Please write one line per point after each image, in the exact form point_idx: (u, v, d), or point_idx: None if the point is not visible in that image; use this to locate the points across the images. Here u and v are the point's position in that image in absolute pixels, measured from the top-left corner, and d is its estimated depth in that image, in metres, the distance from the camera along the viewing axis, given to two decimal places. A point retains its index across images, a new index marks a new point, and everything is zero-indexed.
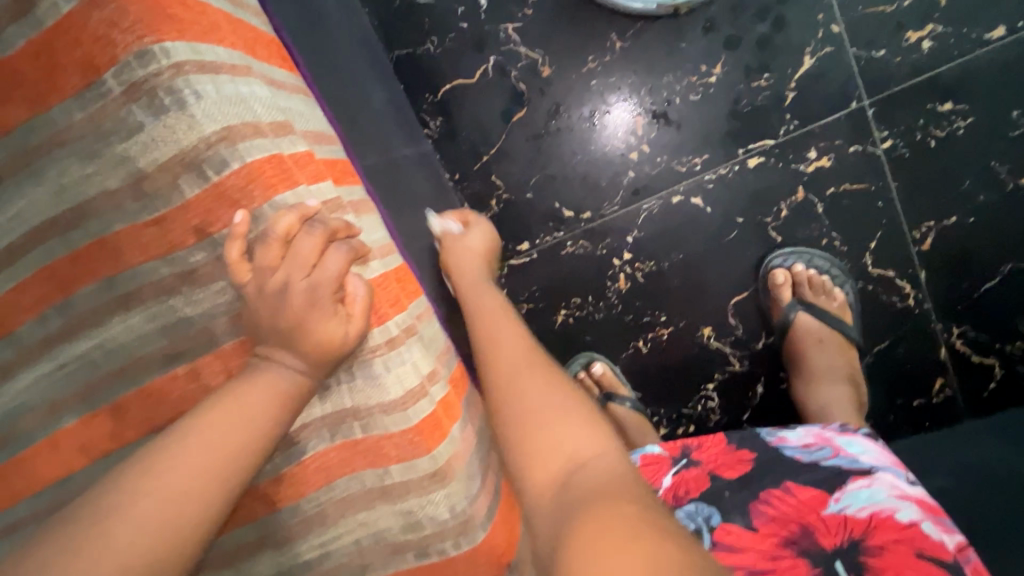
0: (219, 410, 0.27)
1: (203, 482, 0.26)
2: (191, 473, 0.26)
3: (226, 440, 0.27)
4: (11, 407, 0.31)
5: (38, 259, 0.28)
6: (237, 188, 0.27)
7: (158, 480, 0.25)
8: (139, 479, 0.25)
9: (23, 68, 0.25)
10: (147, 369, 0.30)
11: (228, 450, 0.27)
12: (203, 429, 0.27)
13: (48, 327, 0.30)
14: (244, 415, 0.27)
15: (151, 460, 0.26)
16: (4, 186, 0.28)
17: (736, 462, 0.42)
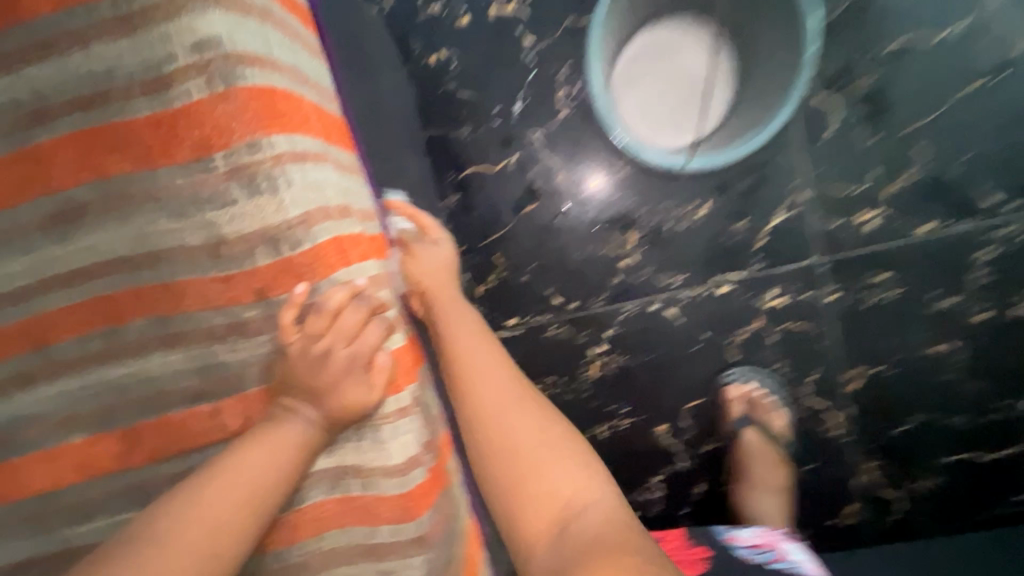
0: (252, 449, 0.31)
1: (240, 512, 0.30)
2: (225, 507, 0.30)
3: (257, 476, 0.30)
4: (24, 414, 0.33)
5: (95, 288, 0.31)
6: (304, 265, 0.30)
7: (203, 507, 0.30)
8: (188, 507, 0.30)
9: (140, 133, 0.28)
10: (172, 401, 0.32)
11: (258, 485, 0.30)
12: (239, 466, 0.31)
13: (87, 347, 0.32)
14: (273, 455, 0.31)
15: (197, 491, 0.30)
16: (81, 219, 0.30)
17: (692, 560, 0.47)
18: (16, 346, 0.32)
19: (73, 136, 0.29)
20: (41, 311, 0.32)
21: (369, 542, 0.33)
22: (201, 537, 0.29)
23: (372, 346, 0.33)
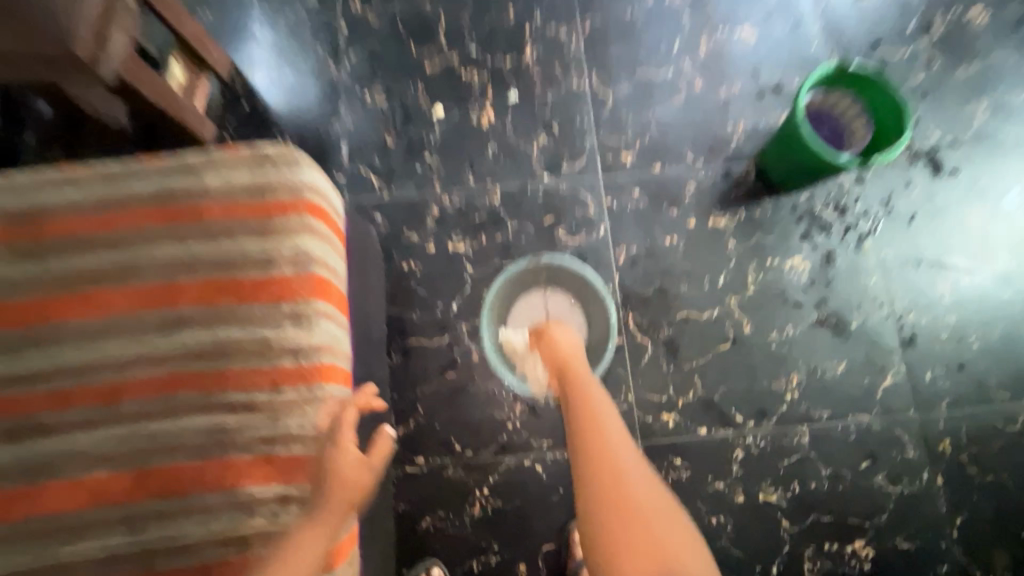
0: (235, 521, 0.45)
1: None
2: None
3: None
4: (69, 448, 0.47)
5: (169, 368, 0.49)
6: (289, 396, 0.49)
7: None
8: None
9: (245, 285, 0.51)
10: (181, 452, 0.47)
11: None
12: None
13: (143, 405, 0.48)
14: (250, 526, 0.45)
15: None
16: (182, 324, 0.50)
17: None
18: (94, 398, 0.48)
19: (201, 279, 0.51)
20: (125, 376, 0.49)
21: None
22: None
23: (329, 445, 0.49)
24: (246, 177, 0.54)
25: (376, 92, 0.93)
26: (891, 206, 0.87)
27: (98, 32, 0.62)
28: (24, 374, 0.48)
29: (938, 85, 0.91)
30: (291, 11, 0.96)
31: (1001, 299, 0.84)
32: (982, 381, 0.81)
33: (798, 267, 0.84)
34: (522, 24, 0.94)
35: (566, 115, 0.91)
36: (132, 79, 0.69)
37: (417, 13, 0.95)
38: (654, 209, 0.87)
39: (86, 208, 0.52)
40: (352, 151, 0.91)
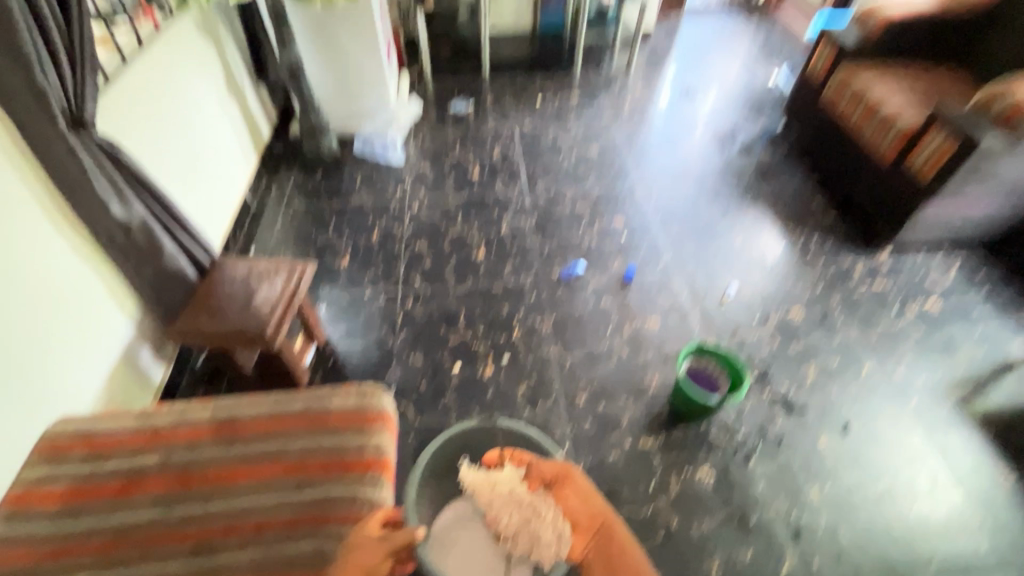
0: None
1: None
2: None
3: None
4: (228, 562, 0.77)
5: (293, 513, 0.82)
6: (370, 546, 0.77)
7: None
8: None
9: (345, 462, 0.87)
10: (295, 566, 0.77)
11: None
12: None
13: (274, 537, 0.80)
14: None
15: None
16: (305, 485, 0.85)
17: None
18: (247, 531, 0.80)
19: (321, 458, 0.87)
20: (268, 517, 0.81)
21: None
22: None
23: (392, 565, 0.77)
24: (353, 400, 0.95)
25: (417, 354, 1.43)
26: (766, 432, 1.27)
27: (276, 322, 1.14)
28: (208, 514, 0.81)
29: (779, 355, 1.43)
30: (368, 307, 1.54)
31: (857, 502, 1.17)
32: (857, 568, 1.08)
33: (706, 475, 1.19)
34: (512, 316, 1.51)
35: (540, 370, 1.39)
36: (281, 346, 1.19)
37: (447, 308, 1.53)
38: (602, 433, 1.27)
39: (261, 417, 0.92)
40: (397, 392, 1.35)
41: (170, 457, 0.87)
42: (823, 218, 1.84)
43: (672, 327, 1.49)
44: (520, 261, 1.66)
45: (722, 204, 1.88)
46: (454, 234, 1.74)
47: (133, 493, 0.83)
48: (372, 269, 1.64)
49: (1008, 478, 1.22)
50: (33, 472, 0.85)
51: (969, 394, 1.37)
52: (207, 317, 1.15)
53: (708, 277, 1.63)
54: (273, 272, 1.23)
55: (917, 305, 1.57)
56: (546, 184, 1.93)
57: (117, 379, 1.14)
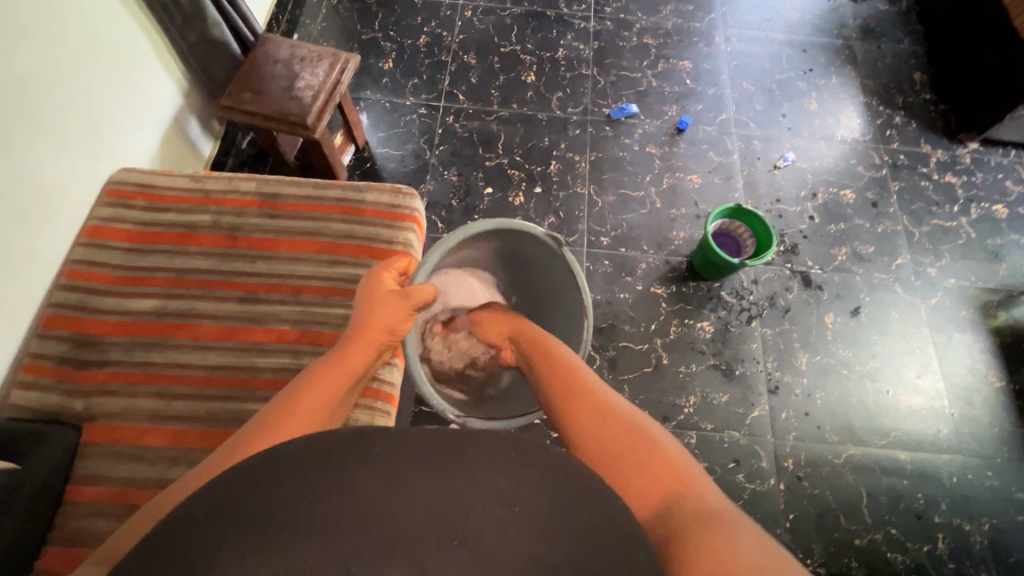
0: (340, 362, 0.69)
1: (337, 383, 0.65)
2: (334, 381, 0.65)
3: (347, 371, 0.68)
4: (270, 312, 0.89)
5: (327, 284, 0.92)
6: (393, 304, 0.76)
7: (322, 385, 0.64)
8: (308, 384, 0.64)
9: (376, 249, 0.94)
10: (327, 325, 0.89)
11: (346, 376, 0.67)
12: (336, 368, 0.67)
13: (311, 299, 0.90)
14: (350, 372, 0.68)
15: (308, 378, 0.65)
16: (339, 263, 0.93)
17: None
18: (288, 290, 0.91)
19: (354, 243, 0.94)
20: (306, 283, 0.91)
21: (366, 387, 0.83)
22: (324, 394, 0.63)
23: (410, 317, 0.78)
24: (387, 198, 0.98)
25: (451, 172, 1.44)
26: (775, 302, 1.31)
27: (317, 111, 1.14)
28: (254, 272, 0.92)
29: (814, 232, 1.39)
30: (409, 117, 1.51)
31: (841, 376, 1.24)
32: (819, 426, 1.19)
33: (705, 328, 1.27)
34: (552, 149, 1.47)
35: (569, 207, 1.40)
36: (320, 138, 1.20)
37: (487, 130, 1.49)
38: (616, 275, 1.32)
39: (301, 197, 0.97)
40: (428, 205, 1.40)
41: (220, 219, 0.95)
42: (919, 94, 1.62)
43: (713, 186, 1.44)
44: (571, 92, 1.56)
45: (809, 61, 1.66)
46: (505, 51, 1.61)
47: (189, 243, 0.93)
48: (415, 77, 1.57)
49: (996, 383, 1.27)
50: (103, 210, 0.95)
51: (995, 304, 1.35)
52: (251, 95, 1.14)
53: (766, 140, 1.52)
54: (316, 59, 1.19)
55: (982, 207, 1.47)
56: (616, 6, 1.71)
57: (167, 142, 1.19)
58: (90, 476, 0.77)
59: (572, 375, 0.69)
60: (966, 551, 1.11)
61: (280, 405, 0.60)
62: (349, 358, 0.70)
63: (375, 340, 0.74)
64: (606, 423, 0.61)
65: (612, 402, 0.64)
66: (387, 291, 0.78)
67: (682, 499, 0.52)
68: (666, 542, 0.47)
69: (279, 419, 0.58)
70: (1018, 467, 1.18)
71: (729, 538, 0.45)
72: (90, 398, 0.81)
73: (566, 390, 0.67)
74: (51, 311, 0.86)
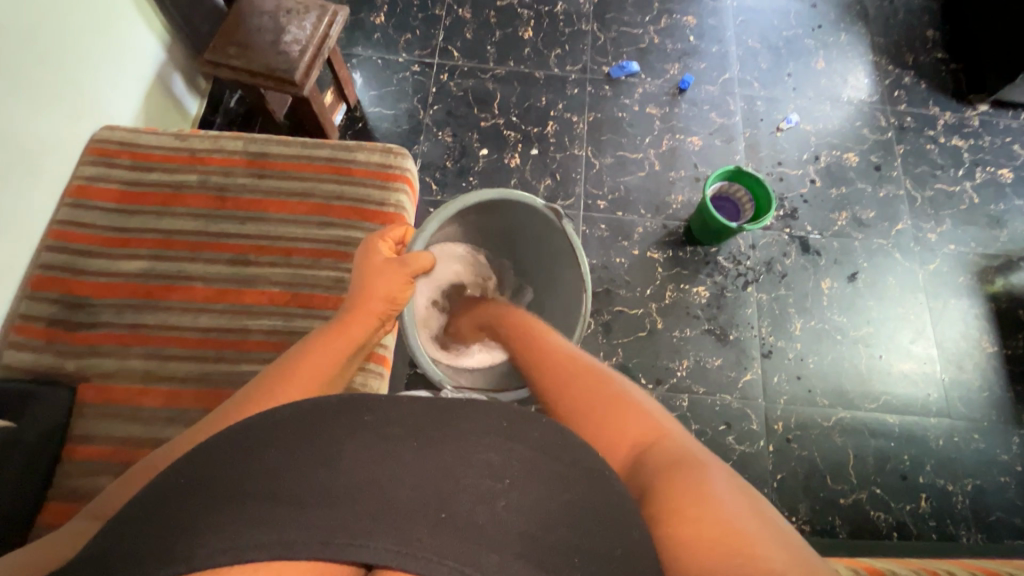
0: (338, 333, 0.68)
1: (337, 353, 0.65)
2: (334, 351, 0.65)
3: (345, 341, 0.67)
4: (262, 275, 0.88)
5: (318, 247, 0.90)
6: (388, 273, 0.75)
7: (321, 354, 0.64)
8: (306, 352, 0.64)
9: (368, 212, 0.93)
10: (318, 288, 0.88)
11: (345, 346, 0.67)
12: (333, 338, 0.67)
13: (303, 261, 0.89)
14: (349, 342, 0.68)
15: (306, 348, 0.65)
16: (330, 226, 0.92)
17: None
18: (280, 252, 0.90)
19: (345, 205, 0.93)
20: (296, 245, 0.90)
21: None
22: (324, 363, 0.63)
23: (408, 287, 0.77)
24: (378, 158, 0.96)
25: (446, 133, 1.40)
26: (772, 267, 1.30)
27: (305, 68, 1.10)
28: (244, 233, 0.90)
29: (815, 197, 1.37)
30: (402, 74, 1.46)
31: (835, 341, 1.25)
32: (810, 390, 1.21)
33: (701, 293, 1.26)
34: (550, 109, 1.43)
35: (566, 169, 1.37)
36: (309, 95, 1.16)
37: (483, 89, 1.45)
38: (613, 239, 1.31)
39: (290, 157, 0.95)
40: (422, 166, 1.37)
41: (208, 179, 0.93)
42: (931, 53, 1.56)
43: (713, 149, 1.41)
44: (570, 49, 1.50)
45: (818, 16, 1.59)
46: (502, 4, 1.55)
47: (177, 204, 0.91)
48: (408, 32, 1.51)
49: (989, 348, 1.27)
50: (87, 170, 0.92)
51: (994, 270, 1.34)
52: (236, 49, 1.09)
53: (770, 101, 1.48)
54: (303, 11, 1.14)
55: (987, 171, 1.44)
56: None
57: (152, 98, 1.16)
58: (88, 435, 0.78)
59: (555, 349, 0.70)
60: (947, 510, 1.14)
61: (276, 374, 0.60)
62: (346, 330, 0.69)
63: (374, 310, 0.73)
64: (587, 385, 0.61)
65: (592, 367, 0.65)
66: (384, 259, 0.77)
67: (656, 449, 0.52)
68: (648, 489, 0.48)
69: (275, 387, 0.58)
70: (1005, 431, 1.20)
71: (706, 481, 0.46)
72: (83, 359, 0.82)
73: (547, 363, 0.68)
74: (39, 272, 0.85)
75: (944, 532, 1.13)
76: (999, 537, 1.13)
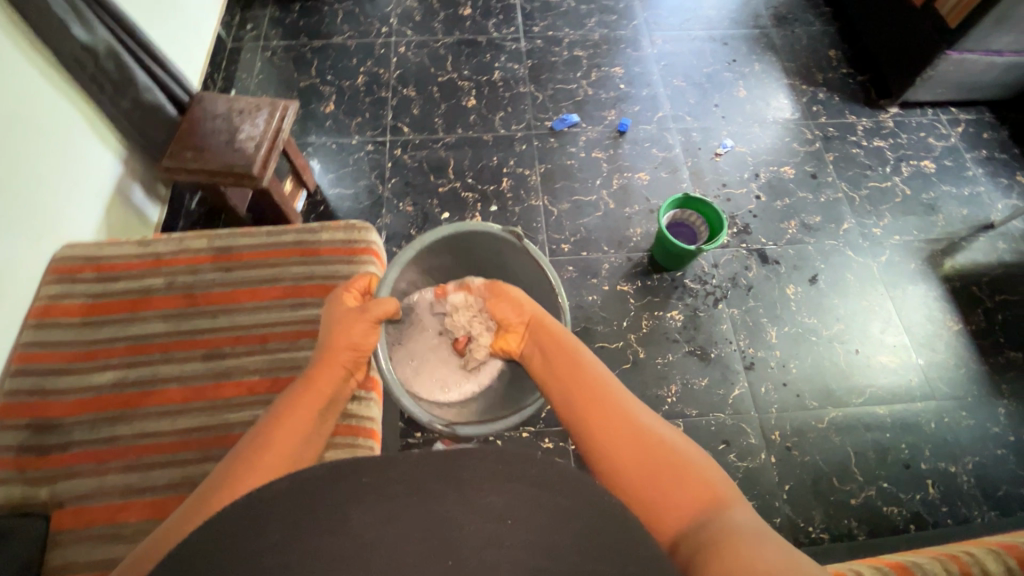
0: (303, 391, 0.68)
1: (305, 407, 0.66)
2: (305, 405, 0.66)
3: (313, 397, 0.68)
4: (238, 365, 0.88)
5: (291, 328, 0.91)
6: (353, 323, 0.77)
7: (293, 410, 0.65)
8: (279, 412, 0.64)
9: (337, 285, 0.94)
10: (296, 369, 0.88)
11: (315, 399, 0.68)
12: (301, 394, 0.67)
13: (278, 345, 0.89)
14: (316, 395, 0.68)
15: (277, 407, 0.65)
16: (303, 306, 0.92)
17: None
18: (254, 340, 0.89)
19: (314, 284, 0.94)
20: (271, 330, 0.90)
21: (345, 425, 0.82)
22: (299, 416, 0.64)
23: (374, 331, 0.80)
24: (341, 234, 0.98)
25: (406, 203, 1.45)
26: (737, 281, 1.35)
27: (262, 160, 1.14)
28: (214, 326, 0.90)
29: (763, 211, 1.45)
30: (357, 155, 1.53)
31: (811, 342, 1.28)
32: (799, 395, 1.22)
33: (675, 316, 1.30)
34: (502, 167, 1.50)
35: (527, 220, 1.43)
36: (268, 185, 1.19)
37: (436, 157, 1.52)
38: (582, 278, 1.34)
39: (256, 246, 0.96)
40: (388, 237, 1.41)
41: (174, 279, 0.93)
42: (837, 70, 1.72)
43: (661, 181, 1.49)
44: (512, 110, 1.60)
45: (731, 52, 1.75)
46: (443, 80, 1.65)
47: (146, 308, 0.91)
48: (359, 115, 1.59)
49: (954, 326, 1.32)
50: (49, 289, 0.91)
51: (940, 253, 1.42)
52: (192, 152, 1.13)
53: (704, 130, 1.59)
54: (255, 109, 1.19)
55: (912, 165, 1.55)
56: (543, 25, 1.78)
57: (111, 211, 1.17)
58: (64, 565, 0.73)
59: (592, 382, 0.68)
60: (957, 493, 1.14)
61: (256, 438, 0.60)
62: (320, 382, 0.70)
63: (339, 362, 0.74)
64: (636, 440, 0.60)
65: (634, 413, 0.63)
66: (348, 310, 0.80)
67: (716, 511, 0.53)
68: (696, 564, 0.48)
69: (259, 449, 0.59)
70: (990, 404, 1.23)
71: (756, 551, 0.46)
72: (56, 483, 0.78)
73: (589, 403, 0.65)
74: (4, 399, 0.82)
75: (958, 516, 1.12)
76: (1012, 511, 1.13)
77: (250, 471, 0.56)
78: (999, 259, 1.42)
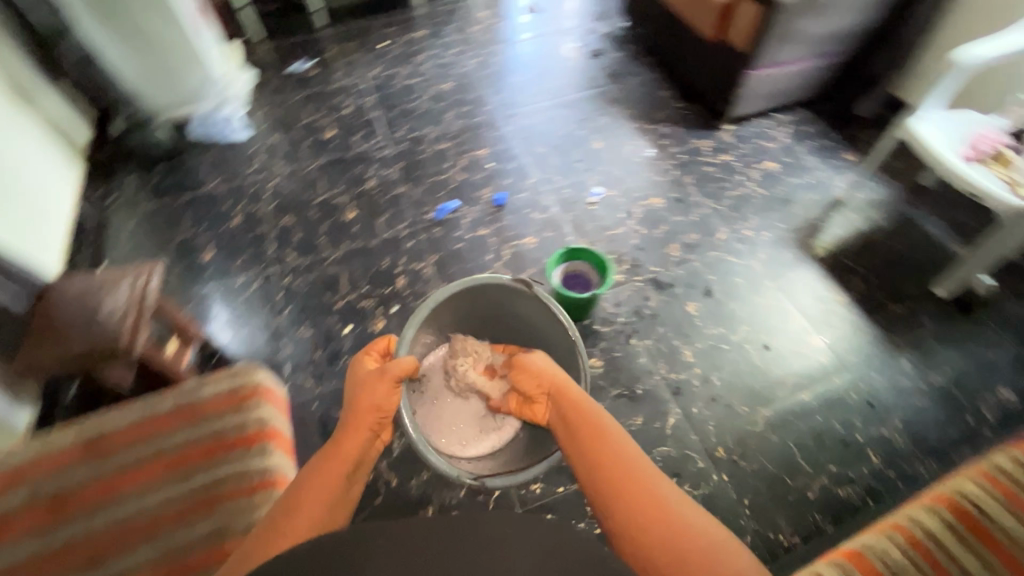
0: (335, 447, 0.77)
1: (335, 461, 0.75)
2: (335, 459, 0.75)
3: (342, 452, 0.77)
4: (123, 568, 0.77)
5: (178, 507, 0.82)
6: (376, 382, 0.89)
7: (331, 459, 0.74)
8: (319, 461, 0.74)
9: (227, 441, 0.88)
10: (190, 553, 0.78)
11: (343, 457, 0.76)
12: (335, 449, 0.77)
13: (167, 530, 0.80)
14: (342, 451, 0.76)
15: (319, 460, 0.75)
16: (191, 476, 0.84)
17: None
18: (139, 532, 0.80)
19: (200, 447, 0.87)
20: (156, 515, 0.81)
21: None
22: (332, 467, 0.73)
23: (395, 391, 0.91)
24: (223, 386, 0.93)
25: (305, 328, 1.41)
26: (642, 313, 1.39)
27: (131, 330, 1.09)
28: (91, 530, 0.80)
29: (645, 242, 1.54)
30: (246, 294, 1.49)
31: (724, 351, 1.33)
32: (729, 404, 1.24)
33: (594, 364, 1.31)
34: (395, 267, 1.52)
35: None
36: (144, 352, 1.13)
37: (328, 276, 1.51)
38: None
39: (130, 425, 0.89)
40: (293, 368, 1.35)
41: (37, 490, 0.83)
42: (672, 106, 1.93)
43: (547, 240, 1.56)
44: (393, 212, 1.65)
45: (579, 112, 1.92)
46: (320, 201, 1.69)
47: (2, 536, 0.79)
48: (241, 255, 1.57)
49: (842, 298, 1.42)
50: None
51: (807, 237, 1.55)
52: (50, 341, 1.06)
53: (574, 184, 1.70)
54: (116, 281, 1.15)
55: (759, 169, 1.73)
56: (405, 129, 1.89)
57: None
58: None
59: (636, 468, 0.67)
60: (897, 454, 1.17)
61: (296, 492, 0.68)
62: (347, 441, 0.79)
63: (364, 421, 0.83)
64: (672, 529, 0.59)
65: (667, 499, 0.63)
66: (370, 373, 0.92)
67: None
68: None
69: (294, 504, 0.66)
70: (896, 361, 1.30)
71: None
72: None
73: (626, 484, 0.65)
74: None
75: (906, 477, 1.15)
76: (950, 456, 1.17)
77: (294, 516, 0.64)
78: (857, 228, 1.57)
